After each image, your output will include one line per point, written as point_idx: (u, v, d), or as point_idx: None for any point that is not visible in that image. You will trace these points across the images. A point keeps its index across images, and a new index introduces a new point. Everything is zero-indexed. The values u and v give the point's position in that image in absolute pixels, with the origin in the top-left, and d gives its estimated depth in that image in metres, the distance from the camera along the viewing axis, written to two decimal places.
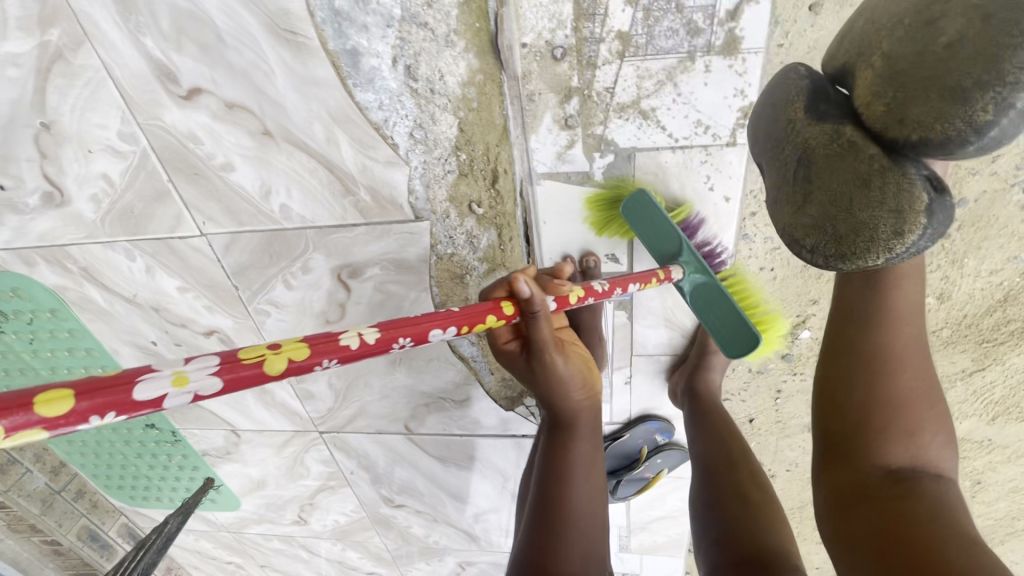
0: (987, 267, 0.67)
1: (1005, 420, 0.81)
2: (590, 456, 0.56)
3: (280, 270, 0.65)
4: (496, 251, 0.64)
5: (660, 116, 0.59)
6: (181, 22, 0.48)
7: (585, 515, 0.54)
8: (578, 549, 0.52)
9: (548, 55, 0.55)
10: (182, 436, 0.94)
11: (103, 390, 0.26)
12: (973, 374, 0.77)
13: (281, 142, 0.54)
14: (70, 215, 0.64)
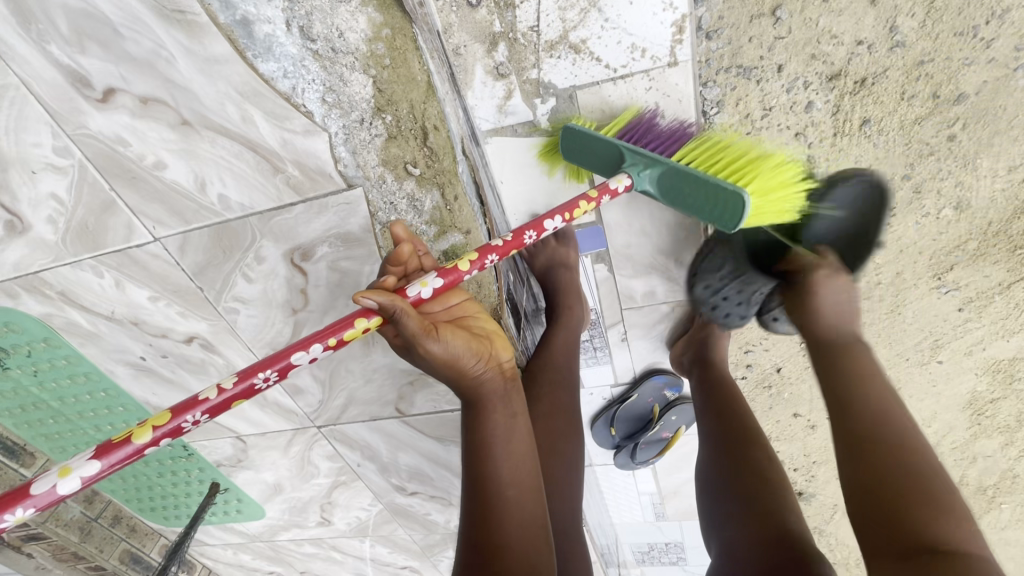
0: (1004, 165, 0.69)
1: None
2: (508, 430, 0.56)
3: (235, 264, 0.66)
4: (443, 211, 0.64)
5: (592, 48, 0.65)
6: (78, 23, 0.49)
7: (509, 486, 0.54)
8: (514, 535, 0.52)
9: (465, 4, 0.64)
10: (193, 449, 0.96)
11: (10, 499, 0.38)
12: (1010, 286, 0.80)
13: (200, 129, 0.54)
14: (34, 240, 0.65)
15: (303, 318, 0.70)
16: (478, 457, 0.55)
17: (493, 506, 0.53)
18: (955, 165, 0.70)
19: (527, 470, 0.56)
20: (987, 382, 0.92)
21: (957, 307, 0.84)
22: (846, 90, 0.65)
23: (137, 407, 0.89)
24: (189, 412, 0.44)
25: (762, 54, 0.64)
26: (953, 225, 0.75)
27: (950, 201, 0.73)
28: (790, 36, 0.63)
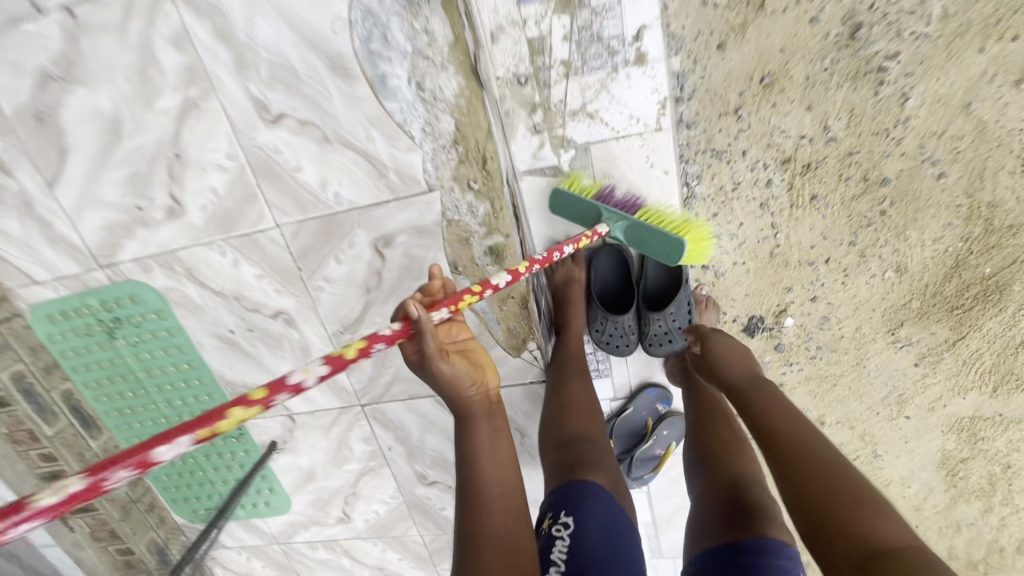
0: (930, 237, 0.96)
1: (1006, 392, 1.08)
2: (488, 441, 0.66)
3: (332, 249, 0.88)
4: (491, 218, 0.86)
5: (603, 116, 0.93)
6: (273, 70, 0.76)
7: (493, 483, 0.63)
8: (500, 542, 0.58)
9: (516, 83, 0.91)
10: (246, 428, 1.10)
11: (278, 386, 0.45)
12: (957, 343, 1.04)
13: (335, 144, 0.80)
14: (184, 224, 0.89)
15: (374, 296, 0.91)
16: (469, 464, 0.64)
17: (479, 511, 0.61)
18: (892, 236, 0.97)
19: (505, 478, 0.64)
20: (955, 440, 1.14)
21: (914, 360, 1.07)
22: (795, 170, 0.94)
23: (211, 380, 1.06)
24: (327, 364, 0.49)
25: (730, 142, 0.93)
26: (900, 282, 1.00)
27: (891, 265, 0.99)
28: (750, 129, 0.92)
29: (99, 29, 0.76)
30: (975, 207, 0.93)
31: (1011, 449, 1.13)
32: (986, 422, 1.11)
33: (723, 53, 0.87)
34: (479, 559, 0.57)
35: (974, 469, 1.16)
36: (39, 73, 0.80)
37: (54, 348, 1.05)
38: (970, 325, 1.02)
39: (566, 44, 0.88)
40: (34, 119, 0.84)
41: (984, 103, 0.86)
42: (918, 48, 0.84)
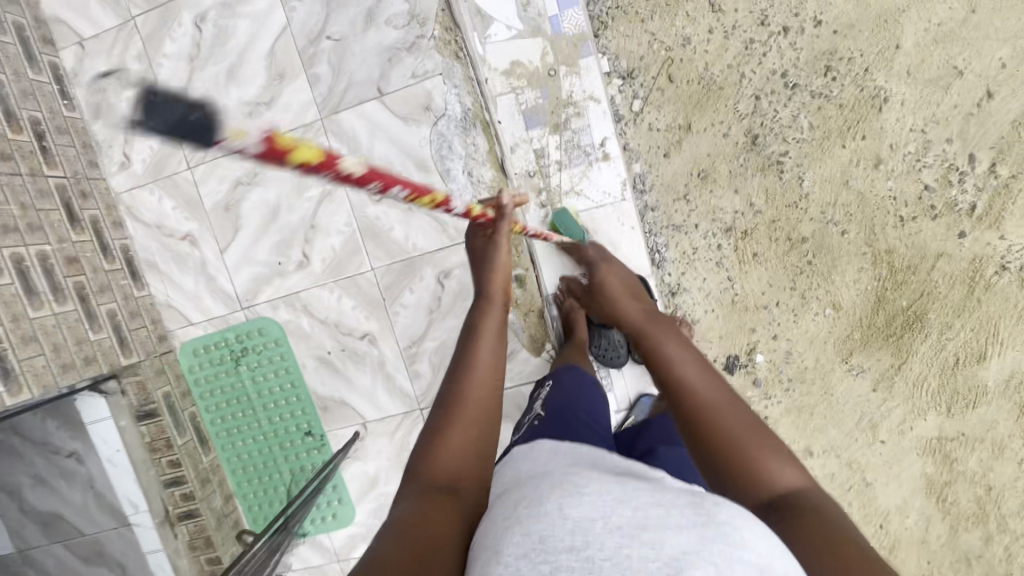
0: (851, 280, 1.33)
1: (959, 412, 1.34)
2: (485, 334, 0.74)
3: (408, 283, 1.29)
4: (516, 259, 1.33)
5: (585, 191, 1.33)
6: (381, 170, 1.25)
7: (478, 359, 0.71)
8: (468, 421, 0.66)
9: (526, 176, 1.30)
10: (327, 439, 1.40)
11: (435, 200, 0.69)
12: (902, 368, 1.34)
13: (416, 212, 1.26)
14: (308, 272, 1.32)
15: (436, 316, 1.29)
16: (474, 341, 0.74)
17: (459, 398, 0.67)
18: (824, 283, 1.33)
19: (491, 369, 0.71)
20: (931, 462, 1.36)
21: (874, 387, 1.36)
22: (737, 237, 1.33)
23: (306, 397, 1.38)
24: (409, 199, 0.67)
25: (684, 217, 1.34)
26: (841, 318, 1.34)
27: (828, 304, 1.34)
28: (697, 208, 1.33)
29: None
30: (877, 254, 1.31)
31: (985, 470, 1.34)
32: (954, 443, 1.35)
33: (661, 154, 1.31)
34: (448, 432, 0.64)
35: (960, 492, 1.35)
36: (235, 181, 1.30)
37: (192, 376, 1.40)
38: (908, 350, 1.33)
39: (558, 151, 1.30)
40: (224, 209, 1.32)
41: (858, 180, 1.29)
42: (801, 149, 1.29)
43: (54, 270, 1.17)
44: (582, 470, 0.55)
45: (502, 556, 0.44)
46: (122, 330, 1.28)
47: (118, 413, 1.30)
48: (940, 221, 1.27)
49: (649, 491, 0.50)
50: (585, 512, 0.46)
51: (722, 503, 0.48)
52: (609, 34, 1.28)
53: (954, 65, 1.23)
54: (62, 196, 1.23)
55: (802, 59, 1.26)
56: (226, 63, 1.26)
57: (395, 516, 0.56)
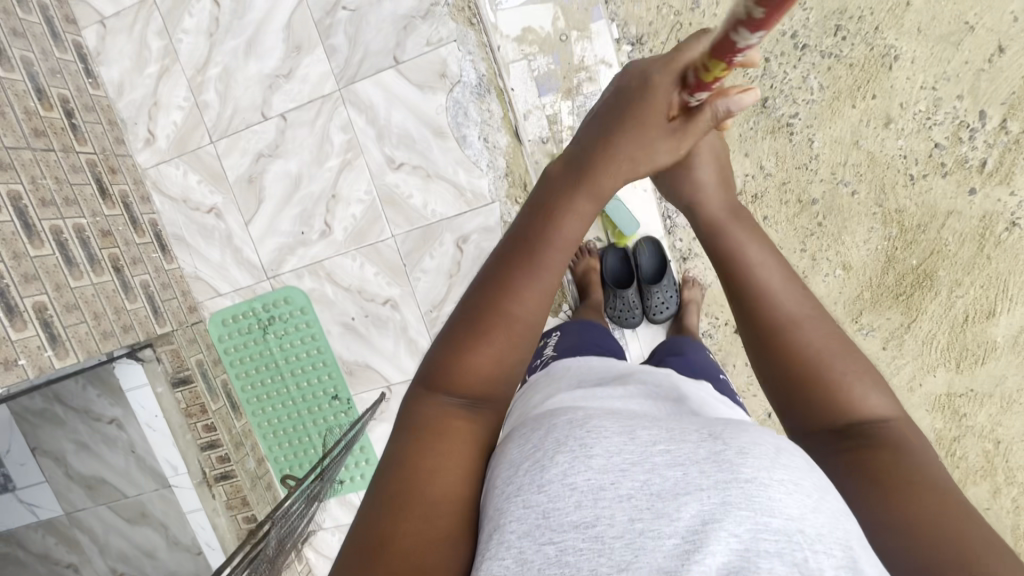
0: (863, 240, 1.35)
1: (970, 369, 1.38)
2: (571, 211, 0.61)
3: (428, 249, 1.33)
4: None
5: None
6: (399, 138, 1.28)
7: (549, 244, 0.58)
8: (504, 333, 0.53)
9: (540, 142, 1.27)
10: (353, 403, 1.45)
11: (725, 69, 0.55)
12: (913, 326, 1.37)
13: (433, 178, 1.29)
14: (330, 240, 1.36)
15: (455, 279, 1.33)
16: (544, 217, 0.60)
17: (499, 300, 0.54)
18: (836, 244, 1.36)
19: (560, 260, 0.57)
20: (941, 419, 1.41)
21: (885, 346, 1.40)
22: (747, 201, 1.37)
23: (332, 363, 1.43)
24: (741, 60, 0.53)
25: None
26: (852, 278, 1.37)
27: (839, 265, 1.37)
28: None
29: (299, 125, 1.31)
30: (887, 214, 1.33)
31: (992, 424, 1.39)
32: (962, 398, 1.39)
33: None
34: (475, 345, 0.53)
35: (967, 446, 1.41)
36: (257, 153, 1.34)
37: (222, 347, 1.45)
38: (917, 308, 1.36)
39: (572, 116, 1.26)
40: (247, 181, 1.36)
41: (868, 141, 1.30)
42: (811, 110, 1.31)
43: (90, 242, 1.22)
44: (590, 411, 0.49)
45: (503, 535, 0.40)
46: (155, 300, 1.34)
47: (154, 380, 1.36)
48: (951, 179, 1.29)
49: (665, 436, 0.44)
50: (593, 477, 0.41)
51: (747, 451, 0.42)
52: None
53: (966, 20, 1.23)
54: (93, 172, 1.27)
55: (811, 21, 1.27)
56: (244, 37, 1.29)
57: (396, 456, 0.48)
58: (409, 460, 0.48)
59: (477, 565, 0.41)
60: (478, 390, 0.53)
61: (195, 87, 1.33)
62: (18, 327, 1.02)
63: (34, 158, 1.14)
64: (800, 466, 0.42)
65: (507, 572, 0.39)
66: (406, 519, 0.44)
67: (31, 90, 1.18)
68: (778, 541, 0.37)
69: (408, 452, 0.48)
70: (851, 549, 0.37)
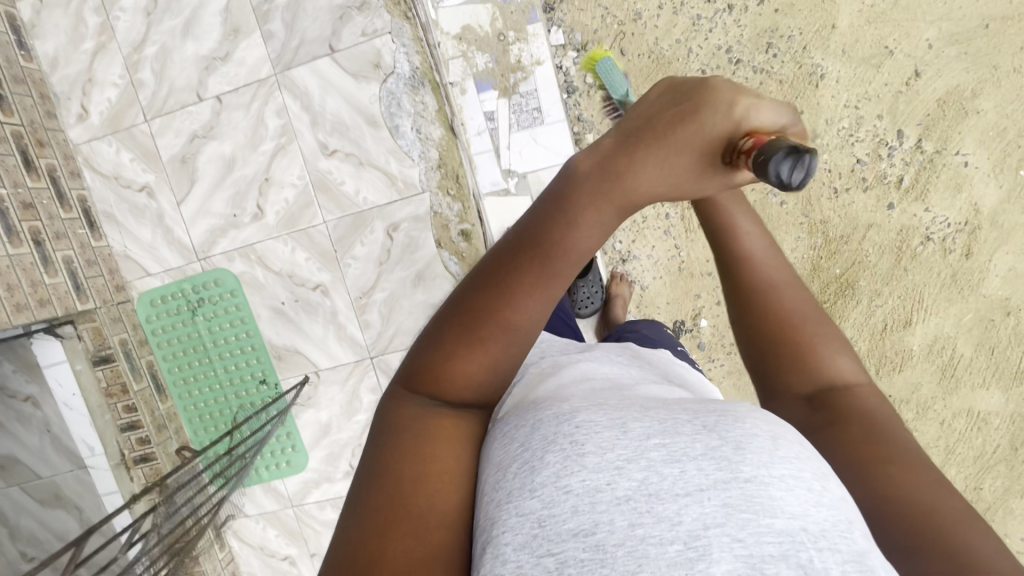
0: (787, 245, 1.42)
1: (888, 375, 1.45)
2: (588, 214, 0.52)
3: (359, 236, 1.34)
4: (464, 213, 1.32)
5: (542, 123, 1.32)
6: (334, 126, 1.30)
7: (564, 242, 0.52)
8: (497, 341, 0.51)
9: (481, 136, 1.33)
10: (281, 387, 1.44)
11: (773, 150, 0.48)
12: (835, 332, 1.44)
13: (366, 167, 1.31)
14: (262, 224, 1.36)
15: (385, 266, 1.35)
16: (559, 221, 0.52)
17: (499, 307, 0.50)
18: None
19: (571, 270, 0.52)
20: None
21: None
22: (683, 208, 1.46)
23: (261, 346, 1.43)
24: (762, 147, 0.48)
25: None
26: None
27: None
28: None
29: (235, 108, 1.32)
30: (813, 224, 1.40)
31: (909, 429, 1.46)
32: None
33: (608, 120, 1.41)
34: (465, 353, 0.50)
35: None
36: (191, 134, 1.34)
37: (149, 327, 1.44)
38: (841, 316, 1.43)
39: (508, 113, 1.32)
40: (180, 161, 1.36)
41: None
42: None
43: (9, 214, 1.20)
44: (579, 403, 0.47)
45: (498, 549, 0.37)
46: (79, 276, 1.32)
47: (73, 357, 1.34)
48: (870, 194, 1.37)
49: (659, 429, 0.42)
50: (588, 477, 0.38)
51: (744, 446, 0.40)
52: (564, 7, 1.30)
53: (885, 45, 1.30)
54: (18, 144, 1.26)
55: (745, 37, 1.31)
56: (183, 17, 1.30)
57: (388, 467, 0.46)
58: (403, 473, 0.45)
59: None
60: (474, 391, 0.51)
61: (131, 65, 1.33)
62: None
63: None
64: (800, 455, 0.40)
65: None
66: (399, 534, 0.42)
67: None
68: (782, 542, 0.35)
69: (396, 462, 0.46)
70: (857, 545, 0.36)
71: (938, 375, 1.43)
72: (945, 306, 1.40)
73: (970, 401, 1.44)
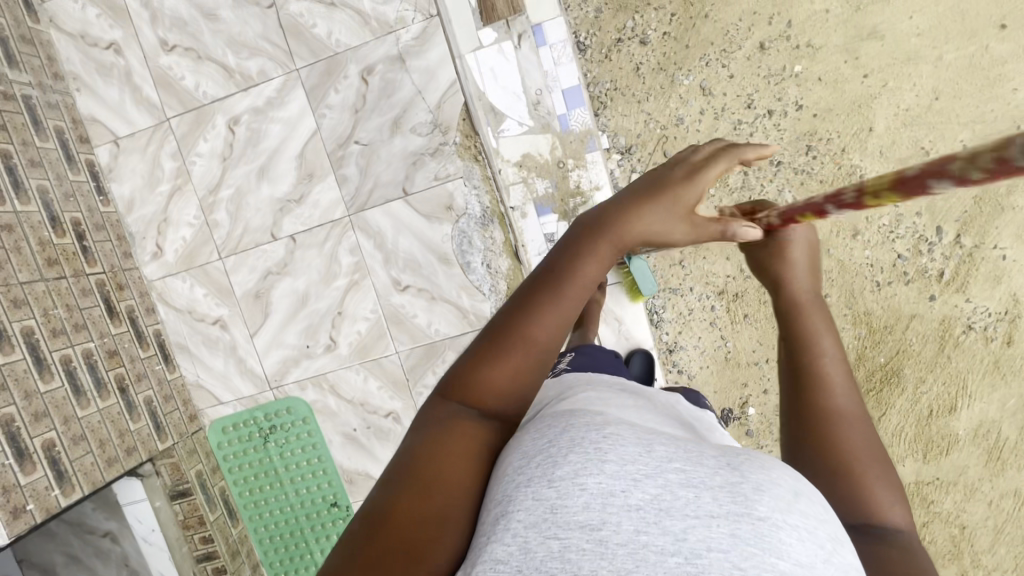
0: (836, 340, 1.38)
1: (936, 457, 1.39)
2: (592, 253, 0.62)
3: (431, 365, 1.37)
4: None
5: None
6: (409, 263, 1.34)
7: (577, 274, 0.60)
8: (518, 356, 0.54)
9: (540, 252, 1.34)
10: (352, 509, 1.46)
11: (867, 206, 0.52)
12: (881, 419, 1.39)
13: (438, 301, 1.35)
14: (335, 354, 1.40)
15: None
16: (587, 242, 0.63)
17: (524, 326, 0.56)
18: None
19: (580, 297, 0.60)
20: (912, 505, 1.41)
21: None
22: (728, 299, 1.40)
23: (333, 470, 1.46)
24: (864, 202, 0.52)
25: (681, 281, 1.41)
26: None
27: None
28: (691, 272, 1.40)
29: (309, 246, 1.36)
30: (857, 315, 1.36)
31: (957, 511, 1.39)
32: (929, 486, 1.40)
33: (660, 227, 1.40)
34: (494, 364, 0.54)
35: (935, 533, 1.41)
36: (265, 270, 1.38)
37: (220, 453, 1.47)
38: (885, 404, 1.39)
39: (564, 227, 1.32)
40: (254, 296, 1.39)
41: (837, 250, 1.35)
42: None
43: (98, 366, 1.24)
44: (609, 418, 0.47)
45: (510, 523, 0.38)
46: (158, 415, 1.35)
47: (152, 495, 1.36)
48: (913, 285, 1.33)
49: (678, 454, 0.42)
50: (605, 479, 0.38)
51: (764, 488, 0.39)
52: (607, 113, 1.31)
53: (920, 145, 1.24)
54: (101, 292, 1.30)
55: (786, 139, 1.28)
56: (257, 163, 1.34)
57: (416, 445, 0.49)
58: (428, 448, 0.48)
59: (479, 550, 0.39)
60: (503, 397, 0.54)
61: (206, 207, 1.37)
62: (29, 470, 1.05)
63: (46, 290, 1.18)
64: (817, 514, 0.40)
65: (510, 561, 0.36)
66: (415, 493, 0.44)
67: (46, 219, 1.23)
68: None
69: (426, 445, 0.49)
70: None
71: (985, 458, 1.36)
72: (989, 391, 1.34)
73: (1018, 483, 1.36)
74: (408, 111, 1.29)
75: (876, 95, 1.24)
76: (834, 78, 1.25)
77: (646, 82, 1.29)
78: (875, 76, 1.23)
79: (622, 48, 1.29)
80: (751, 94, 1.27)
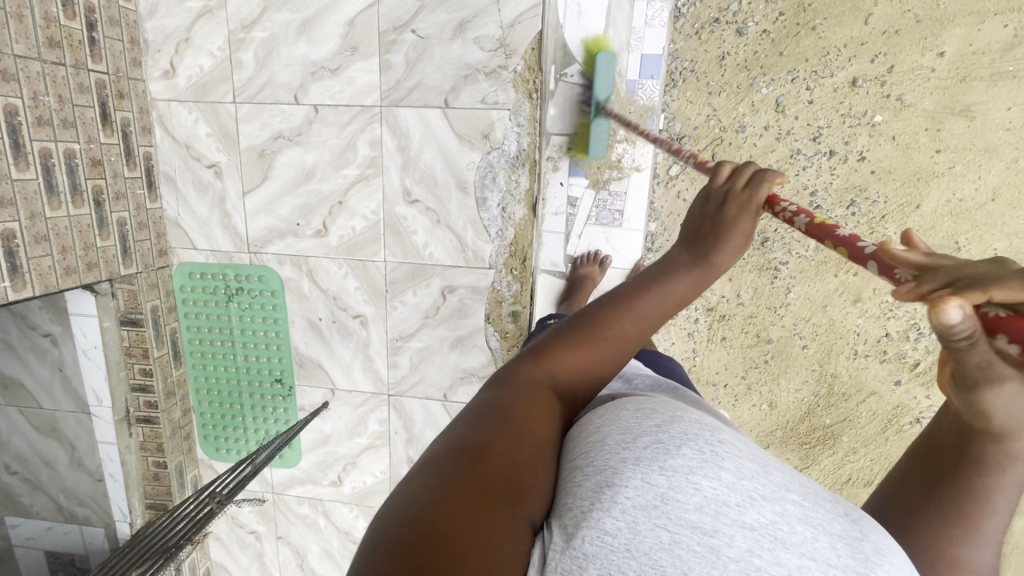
0: (795, 387, 1.36)
1: None
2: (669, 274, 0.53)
3: (414, 284, 1.35)
4: (520, 296, 1.33)
5: (617, 222, 1.28)
6: (425, 178, 1.28)
7: (648, 292, 0.52)
8: (605, 344, 0.50)
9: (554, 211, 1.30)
10: (294, 391, 1.49)
11: None
12: (804, 469, 1.41)
13: (441, 226, 1.30)
14: (322, 242, 1.35)
15: (428, 319, 1.37)
16: (637, 284, 0.53)
17: (602, 323, 0.50)
18: None
19: (654, 312, 0.51)
20: None
21: None
22: (715, 318, 1.35)
23: (286, 350, 1.45)
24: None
25: None
26: None
27: None
28: None
29: (329, 123, 1.27)
30: (824, 373, 1.33)
31: None
32: None
33: None
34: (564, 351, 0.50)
35: None
36: (277, 132, 1.29)
37: (180, 296, 1.44)
38: (813, 459, 1.39)
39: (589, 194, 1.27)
40: (258, 154, 1.31)
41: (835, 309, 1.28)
42: (799, 263, 1.27)
43: (78, 171, 1.16)
44: (716, 424, 0.42)
45: (616, 496, 0.34)
46: (128, 239, 1.30)
47: (103, 314, 1.33)
48: (886, 365, 1.30)
49: (799, 487, 0.37)
50: (720, 487, 0.34)
51: (887, 552, 0.34)
52: (675, 92, 1.23)
53: (956, 240, 1.20)
54: (100, 94, 1.20)
55: (834, 186, 1.22)
56: (302, 15, 1.22)
57: (503, 402, 0.45)
58: (518, 419, 0.43)
59: (578, 509, 0.35)
60: (575, 387, 0.49)
61: (234, 43, 1.26)
62: None
63: (41, 72, 1.07)
64: None
65: (614, 539, 0.33)
66: (506, 433, 0.41)
67: None
68: None
69: (512, 407, 0.44)
70: None
71: None
72: None
73: None
74: (478, 18, 1.18)
75: (938, 174, 1.18)
76: (907, 142, 1.18)
77: (726, 76, 1.20)
78: (946, 155, 1.17)
79: (717, 30, 1.19)
80: (822, 127, 1.20)
